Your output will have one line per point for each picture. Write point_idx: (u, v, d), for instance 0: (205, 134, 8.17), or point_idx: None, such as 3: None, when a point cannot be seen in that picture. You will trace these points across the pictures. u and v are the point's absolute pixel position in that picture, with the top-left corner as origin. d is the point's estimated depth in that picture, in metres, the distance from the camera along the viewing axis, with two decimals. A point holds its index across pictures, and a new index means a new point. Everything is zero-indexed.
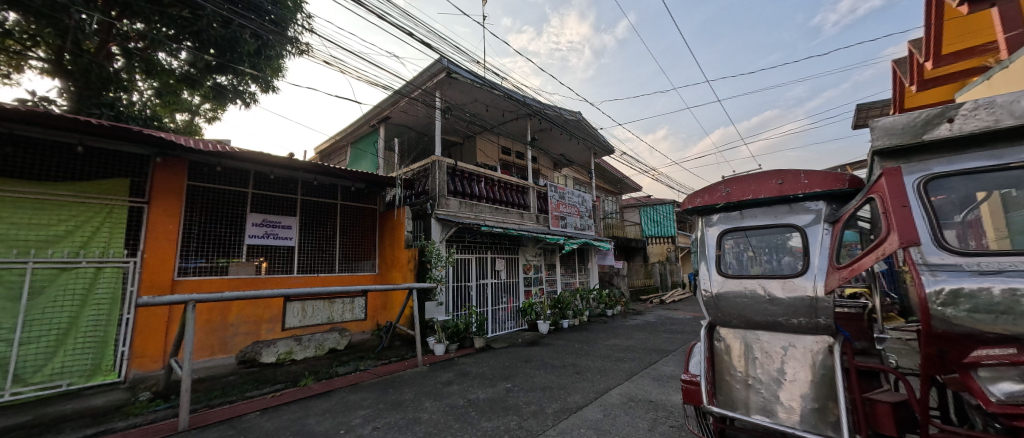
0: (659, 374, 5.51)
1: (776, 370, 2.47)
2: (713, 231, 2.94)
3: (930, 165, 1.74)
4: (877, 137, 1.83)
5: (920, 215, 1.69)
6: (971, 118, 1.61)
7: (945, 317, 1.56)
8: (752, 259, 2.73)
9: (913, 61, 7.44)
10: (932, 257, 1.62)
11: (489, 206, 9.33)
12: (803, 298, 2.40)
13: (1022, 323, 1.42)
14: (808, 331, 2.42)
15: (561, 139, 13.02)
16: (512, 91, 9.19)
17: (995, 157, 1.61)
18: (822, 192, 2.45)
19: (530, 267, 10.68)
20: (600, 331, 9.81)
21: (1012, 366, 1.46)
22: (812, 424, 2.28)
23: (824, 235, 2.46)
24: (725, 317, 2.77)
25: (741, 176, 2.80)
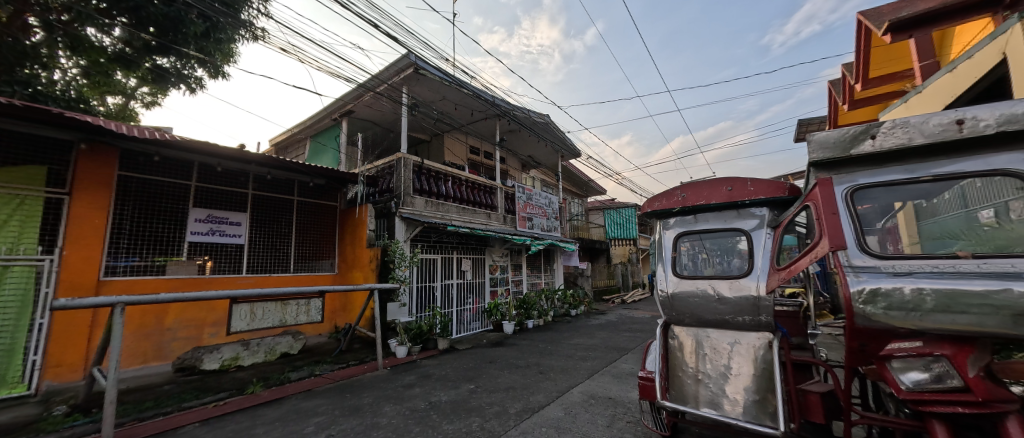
0: (618, 371, 5.70)
1: (723, 365, 2.63)
2: (670, 234, 3.09)
3: (857, 177, 1.93)
4: (813, 149, 1.99)
5: (847, 222, 1.86)
6: (890, 136, 1.80)
7: (866, 314, 1.68)
8: (704, 261, 2.90)
9: (846, 83, 8.22)
10: (856, 260, 1.77)
11: (456, 206, 9.23)
12: (748, 297, 2.58)
13: (928, 318, 1.56)
14: (751, 328, 2.60)
15: (529, 141, 13.15)
16: (481, 91, 9.16)
17: (909, 171, 1.81)
18: (765, 199, 2.66)
19: (496, 267, 10.67)
20: (564, 330, 9.99)
21: (918, 357, 1.62)
22: (753, 415, 2.43)
23: (767, 239, 2.66)
24: (678, 316, 2.91)
25: (696, 182, 2.97)
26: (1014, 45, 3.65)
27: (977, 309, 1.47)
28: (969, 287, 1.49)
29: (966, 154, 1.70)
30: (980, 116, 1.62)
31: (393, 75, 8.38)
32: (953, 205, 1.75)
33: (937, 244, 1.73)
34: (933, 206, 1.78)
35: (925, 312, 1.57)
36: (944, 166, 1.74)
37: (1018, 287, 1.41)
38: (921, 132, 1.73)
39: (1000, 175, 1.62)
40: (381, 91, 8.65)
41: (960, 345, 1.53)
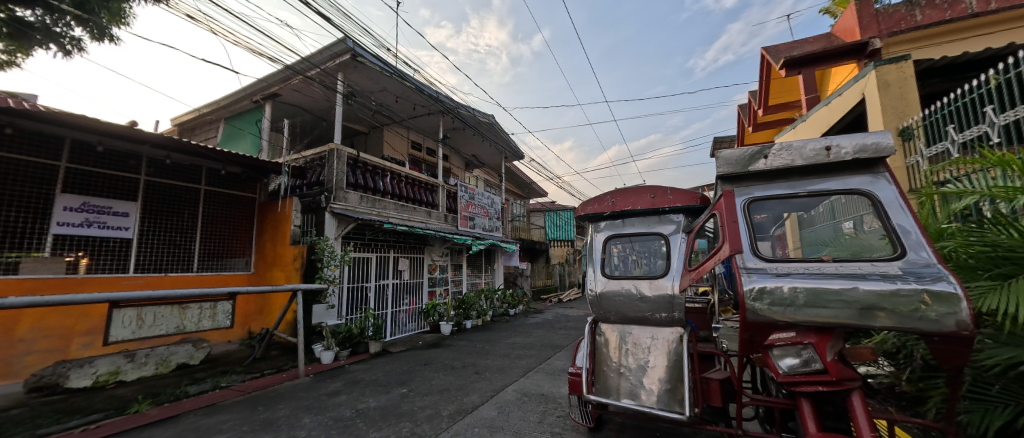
0: (552, 368, 5.90)
1: (642, 358, 2.85)
2: (601, 236, 3.33)
3: (752, 190, 2.22)
4: (721, 164, 2.25)
5: (744, 229, 2.12)
6: (777, 157, 2.11)
7: (755, 310, 1.89)
8: (630, 262, 3.14)
9: (751, 108, 9.45)
10: (750, 263, 2.03)
11: (394, 202, 8.85)
12: (664, 295, 2.83)
13: (800, 312, 1.78)
14: (666, 324, 2.85)
15: (473, 140, 13.08)
16: (424, 85, 8.89)
17: (791, 187, 2.13)
18: (682, 206, 2.95)
19: (435, 267, 10.43)
20: (502, 330, 10.11)
21: (793, 345, 1.86)
22: (665, 402, 2.65)
23: (682, 243, 2.95)
24: (605, 313, 3.12)
25: (624, 189, 3.22)
26: (869, 88, 4.48)
27: (833, 304, 1.73)
28: (831, 285, 1.74)
29: (831, 175, 2.06)
30: (842, 145, 1.97)
31: (326, 59, 7.79)
32: (821, 217, 2.09)
33: (813, 249, 2.06)
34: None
35: (798, 307, 1.80)
36: (816, 184, 2.08)
37: (863, 286, 1.68)
38: (800, 155, 2.06)
39: (854, 193, 1.98)
40: (313, 75, 7.99)
41: (823, 334, 1.80)
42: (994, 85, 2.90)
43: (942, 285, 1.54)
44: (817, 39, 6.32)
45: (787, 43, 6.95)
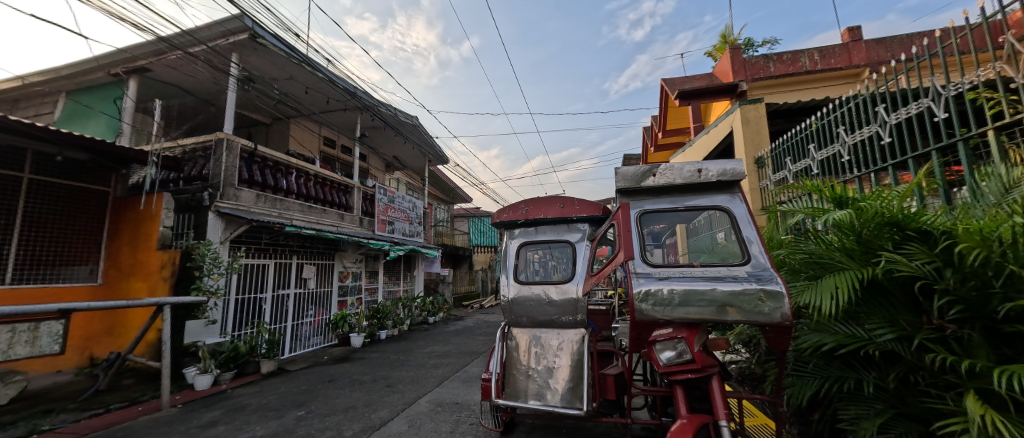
0: (468, 375, 5.87)
1: (548, 360, 2.98)
2: (515, 243, 3.48)
3: (644, 203, 2.51)
4: (619, 179, 2.51)
5: (636, 238, 2.39)
6: (663, 176, 2.43)
7: (643, 310, 2.11)
8: (549, 267, 3.30)
9: (654, 131, 10.74)
10: (639, 268, 2.28)
11: (299, 203, 7.99)
12: (569, 299, 3.04)
13: (676, 311, 2.06)
14: (572, 326, 3.06)
15: (394, 141, 12.52)
16: (339, 78, 8.25)
17: (673, 202, 2.47)
18: (587, 216, 3.28)
19: (347, 274, 9.66)
20: (419, 338, 9.74)
21: (670, 339, 2.14)
22: (568, 400, 2.79)
23: (586, 249, 3.24)
24: (517, 318, 3.24)
25: (537, 198, 3.46)
26: (736, 122, 5.42)
27: (699, 303, 2.03)
28: (698, 287, 2.05)
29: (702, 193, 2.43)
30: (711, 169, 2.36)
31: (217, 36, 6.77)
32: (695, 229, 2.45)
33: (690, 255, 2.37)
34: (687, 228, 2.44)
35: (674, 306, 2.07)
36: (691, 201, 2.44)
37: (720, 287, 2.01)
38: (679, 175, 2.41)
39: (718, 210, 2.37)
40: (197, 53, 6.87)
41: (692, 328, 2.10)
42: (815, 128, 3.73)
43: (773, 287, 1.93)
44: (701, 77, 7.46)
45: (680, 78, 8.09)
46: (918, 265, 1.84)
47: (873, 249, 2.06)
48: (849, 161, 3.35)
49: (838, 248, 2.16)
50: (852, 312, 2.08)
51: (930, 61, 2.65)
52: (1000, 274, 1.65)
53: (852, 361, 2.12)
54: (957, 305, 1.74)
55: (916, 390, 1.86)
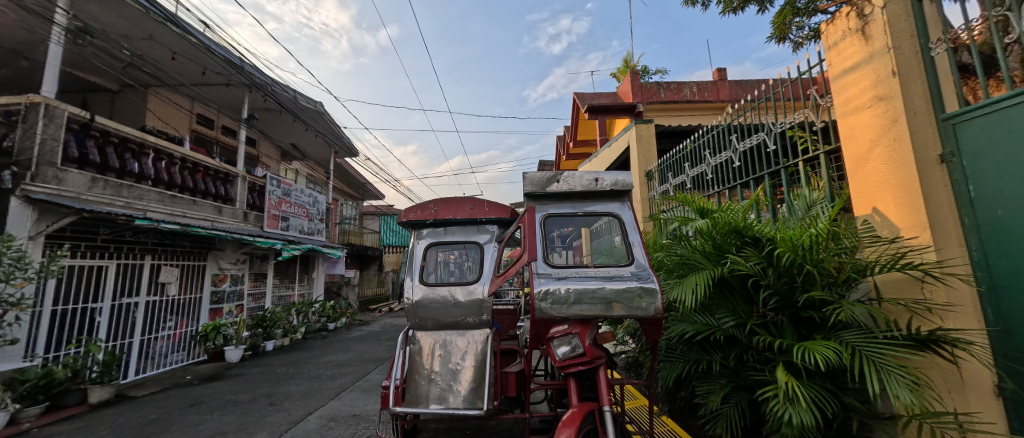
0: (371, 384, 5.49)
1: (452, 362, 2.94)
2: (422, 243, 3.43)
3: (548, 208, 2.66)
4: (526, 183, 2.61)
5: (539, 241, 2.52)
6: (566, 183, 2.59)
7: (542, 309, 2.22)
8: (464, 268, 3.38)
9: (566, 140, 11.52)
10: (541, 269, 2.39)
11: (158, 191, 6.57)
12: (474, 299, 3.11)
13: (571, 308, 2.21)
14: (477, 326, 3.10)
15: (292, 127, 11.14)
16: (220, 47, 7.01)
17: (575, 207, 2.66)
18: (495, 218, 3.40)
19: (224, 278, 8.25)
20: (315, 348, 8.79)
21: (566, 335, 2.30)
22: (470, 401, 2.75)
23: (494, 250, 3.37)
24: (421, 321, 3.15)
25: (446, 198, 3.45)
26: (631, 139, 6.11)
27: (591, 301, 2.20)
28: (590, 286, 2.23)
29: (598, 200, 2.67)
30: (606, 179, 2.60)
31: None
32: (596, 233, 2.68)
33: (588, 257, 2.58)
34: (590, 231, 2.66)
35: (570, 304, 2.21)
36: (589, 206, 2.66)
37: (608, 286, 2.21)
38: (580, 183, 2.60)
39: (612, 217, 2.62)
40: None
41: (584, 324, 2.28)
42: (690, 149, 4.43)
43: (650, 284, 2.22)
44: (606, 95, 8.26)
45: (590, 94, 8.82)
46: (752, 265, 2.28)
47: (723, 251, 2.49)
48: (712, 179, 4.02)
49: (699, 251, 2.56)
50: (707, 305, 2.48)
51: (767, 103, 3.33)
52: (802, 272, 2.14)
53: (706, 345, 2.53)
54: (775, 296, 2.22)
55: (747, 366, 2.31)
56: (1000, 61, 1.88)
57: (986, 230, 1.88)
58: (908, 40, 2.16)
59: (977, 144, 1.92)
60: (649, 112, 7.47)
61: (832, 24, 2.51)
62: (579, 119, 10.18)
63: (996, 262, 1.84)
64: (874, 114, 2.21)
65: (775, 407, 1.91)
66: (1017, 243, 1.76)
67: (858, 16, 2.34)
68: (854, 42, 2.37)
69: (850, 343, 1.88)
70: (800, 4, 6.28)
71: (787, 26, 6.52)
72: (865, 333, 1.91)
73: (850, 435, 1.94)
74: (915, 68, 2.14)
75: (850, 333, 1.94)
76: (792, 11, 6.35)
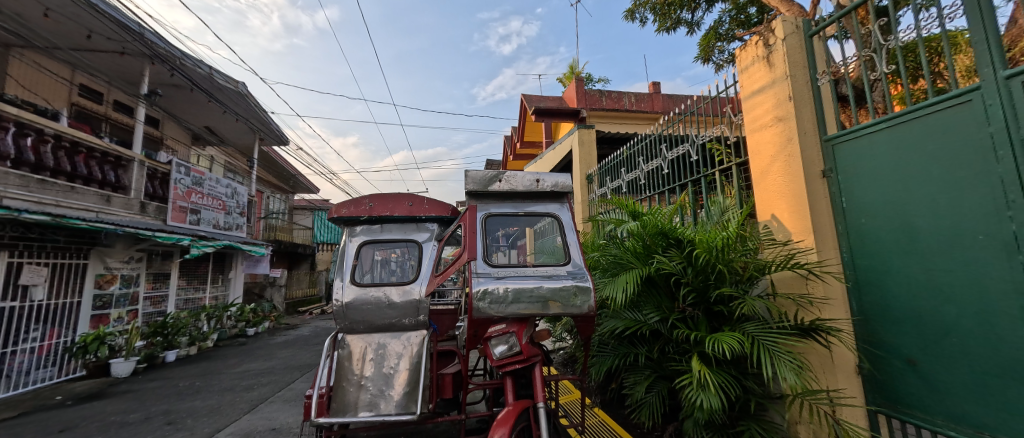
0: (295, 393, 5.06)
1: (385, 366, 2.80)
2: (355, 241, 3.24)
3: (490, 207, 2.65)
4: (468, 181, 2.57)
5: (480, 241, 2.49)
6: (509, 182, 2.60)
7: (480, 308, 2.21)
8: (404, 267, 3.24)
9: (513, 141, 11.67)
10: (481, 268, 2.37)
11: (22, 175, 5.46)
12: (411, 300, 3.01)
13: (508, 308, 2.22)
14: (412, 328, 2.99)
15: (207, 109, 9.89)
16: (111, 9, 5.99)
17: (517, 207, 2.68)
18: (436, 216, 3.31)
19: (113, 278, 7.06)
20: (230, 356, 7.86)
21: (503, 334, 2.31)
22: (403, 405, 2.65)
23: (433, 249, 3.28)
24: (351, 324, 2.96)
25: (382, 194, 3.29)
26: (574, 143, 6.35)
27: (529, 299, 2.23)
28: (528, 285, 2.26)
29: (539, 201, 2.71)
30: (547, 181, 2.64)
31: None
32: (540, 232, 2.70)
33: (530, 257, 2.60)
34: (534, 231, 2.68)
35: (508, 303, 2.22)
36: (530, 207, 2.70)
37: (545, 285, 2.26)
38: (521, 183, 2.62)
39: (552, 217, 2.66)
40: None
41: (522, 323, 2.30)
42: (626, 155, 4.71)
43: (584, 283, 2.31)
44: (553, 99, 8.50)
45: (537, 97, 9.03)
46: (675, 265, 2.48)
47: (650, 252, 2.67)
48: (644, 184, 4.33)
49: (630, 251, 2.73)
50: (636, 302, 2.65)
51: (692, 116, 3.65)
52: (716, 270, 2.38)
53: (633, 339, 2.71)
54: (693, 293, 2.43)
55: (668, 357, 2.51)
56: (867, 94, 2.25)
57: (853, 235, 2.24)
58: (802, 70, 2.50)
59: (849, 163, 2.28)
60: (592, 118, 7.83)
61: (745, 50, 2.82)
62: (527, 120, 10.37)
63: (860, 262, 2.20)
64: (775, 132, 2.52)
65: (690, 394, 2.10)
66: (874, 246, 2.13)
67: (765, 46, 2.65)
68: (761, 68, 2.68)
69: (751, 334, 2.12)
70: (722, 30, 7.01)
71: (711, 49, 7.24)
72: (763, 324, 2.17)
73: (749, 414, 2.21)
74: (807, 94, 2.48)
75: (751, 325, 2.19)
76: (715, 35, 7.06)
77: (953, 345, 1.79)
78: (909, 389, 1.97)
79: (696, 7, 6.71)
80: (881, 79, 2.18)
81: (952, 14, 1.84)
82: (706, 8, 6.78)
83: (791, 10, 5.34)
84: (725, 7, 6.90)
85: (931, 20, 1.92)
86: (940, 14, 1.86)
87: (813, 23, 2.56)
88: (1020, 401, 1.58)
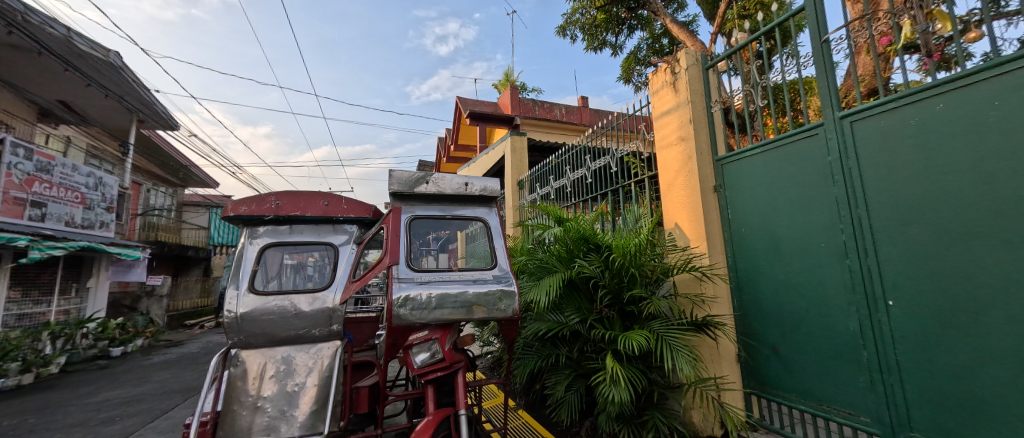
0: (175, 422, 4.30)
1: (289, 383, 2.51)
2: (257, 244, 2.89)
3: (415, 209, 2.54)
4: (392, 182, 2.44)
5: (403, 244, 2.36)
6: (436, 184, 2.53)
7: (400, 315, 2.10)
8: (316, 273, 2.96)
9: (447, 143, 11.51)
10: (403, 273, 2.25)
11: None
12: (323, 309, 2.75)
13: (430, 314, 2.14)
14: (324, 339, 2.73)
15: (64, 78, 8.00)
16: None
17: (445, 210, 2.61)
18: (355, 217, 3.08)
19: None
20: (83, 383, 6.38)
21: (425, 341, 2.23)
22: (309, 426, 2.40)
23: (351, 253, 3.04)
24: (249, 338, 2.60)
25: (293, 191, 2.99)
26: (507, 149, 6.45)
27: (452, 305, 2.19)
28: (452, 290, 2.21)
29: (467, 204, 2.66)
30: (475, 184, 2.60)
31: None
32: (471, 236, 2.65)
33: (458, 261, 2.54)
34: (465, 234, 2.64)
35: (431, 309, 2.15)
36: (457, 210, 2.64)
37: (471, 290, 2.23)
38: (449, 186, 2.56)
39: (479, 221, 2.63)
40: None
41: (445, 329, 2.24)
42: (554, 163, 4.90)
43: (509, 287, 2.33)
44: (488, 104, 8.57)
45: (472, 101, 9.02)
46: (594, 268, 2.64)
47: (573, 256, 2.80)
48: (570, 192, 4.54)
49: (554, 256, 2.84)
50: (559, 305, 2.76)
51: (613, 130, 3.94)
52: (629, 273, 2.59)
53: (555, 340, 2.82)
54: (609, 294, 2.61)
55: (586, 356, 2.65)
56: (748, 123, 2.65)
57: (735, 242, 2.61)
58: (700, 97, 2.85)
59: (734, 181, 2.65)
60: (525, 126, 8.05)
61: (656, 75, 3.14)
62: (461, 124, 10.30)
63: (741, 265, 2.57)
64: (679, 151, 2.84)
65: (604, 389, 2.23)
66: (751, 252, 2.50)
67: (671, 72, 2.98)
68: (668, 92, 3.00)
69: (656, 331, 2.34)
70: (640, 55, 7.76)
71: (632, 71, 7.94)
72: (666, 322, 2.41)
73: (653, 404, 2.43)
74: (704, 119, 2.84)
75: (657, 323, 2.42)
76: (635, 59, 7.79)
77: (804, 333, 2.17)
78: (773, 372, 2.35)
79: (619, 31, 7.32)
80: (758, 110, 2.59)
81: (805, 63, 2.28)
82: (628, 34, 7.45)
83: (696, 45, 6.10)
84: (643, 36, 7.66)
85: (792, 66, 2.36)
86: (798, 62, 2.30)
87: (710, 58, 2.94)
88: (849, 377, 1.96)
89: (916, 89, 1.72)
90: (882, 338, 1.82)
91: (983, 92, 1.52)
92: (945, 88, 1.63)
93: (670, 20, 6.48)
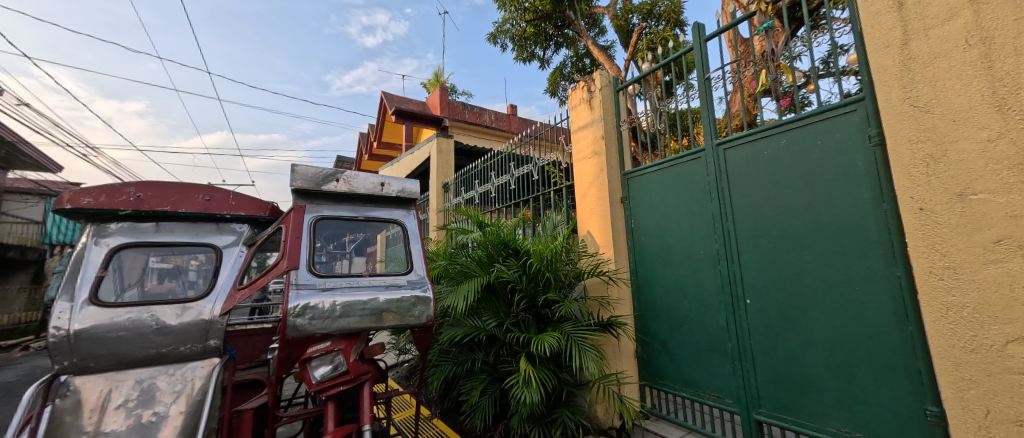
0: None
1: (146, 413, 2.03)
2: (106, 246, 2.37)
3: (321, 209, 2.31)
4: (295, 178, 2.19)
5: (305, 247, 2.12)
6: (347, 183, 2.32)
7: (296, 326, 1.88)
8: (191, 278, 2.52)
9: (370, 139, 10.85)
10: (303, 279, 2.00)
11: None
12: (196, 322, 2.35)
13: (332, 324, 1.96)
14: (197, 357, 2.32)
15: None
16: None
17: (356, 211, 2.41)
18: (245, 215, 2.73)
19: None
20: None
21: (327, 353, 2.04)
22: None
23: (239, 256, 2.68)
24: (87, 361, 2.08)
25: (161, 182, 2.51)
26: (433, 150, 6.29)
27: (360, 313, 2.04)
28: (361, 297, 2.07)
29: (382, 206, 2.50)
30: (392, 185, 2.46)
31: None
32: (390, 240, 2.51)
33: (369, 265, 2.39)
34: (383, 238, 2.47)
35: (334, 318, 1.97)
36: (372, 212, 2.46)
37: (382, 297, 2.11)
38: (363, 185, 2.37)
39: (395, 224, 2.49)
40: None
41: (351, 338, 2.08)
42: (480, 167, 4.89)
43: (424, 293, 2.25)
44: (415, 103, 8.30)
45: (398, 97, 8.63)
46: (511, 273, 2.70)
47: (492, 261, 2.82)
48: (495, 197, 4.59)
49: (474, 260, 2.82)
50: (476, 310, 2.75)
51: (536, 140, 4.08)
52: (545, 277, 2.69)
53: (471, 346, 2.79)
54: (525, 298, 2.68)
55: (501, 360, 2.67)
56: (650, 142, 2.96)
57: (636, 249, 2.89)
58: (612, 116, 3.12)
59: (636, 193, 2.94)
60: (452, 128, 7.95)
61: (574, 92, 3.34)
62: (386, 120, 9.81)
63: (640, 269, 2.85)
64: (592, 164, 3.07)
65: (517, 391, 2.27)
66: (648, 259, 2.79)
67: (587, 90, 3.21)
68: (585, 108, 3.22)
69: (568, 332, 2.47)
70: (565, 71, 8.25)
71: (557, 85, 8.39)
72: (576, 323, 2.57)
73: (562, 402, 2.55)
74: (614, 137, 3.10)
75: (568, 324, 2.56)
76: (560, 74, 8.25)
77: (686, 330, 2.49)
78: (662, 365, 2.65)
79: (547, 47, 7.69)
80: (658, 132, 2.92)
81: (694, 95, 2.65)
82: (554, 50, 7.85)
83: (613, 69, 6.69)
84: (568, 53, 8.14)
85: (685, 97, 2.71)
86: (689, 94, 2.66)
87: (621, 81, 3.23)
88: (717, 366, 2.30)
89: (768, 126, 2.11)
90: (741, 331, 2.17)
91: (812, 134, 1.93)
92: (787, 127, 2.03)
93: (592, 43, 7.01)
